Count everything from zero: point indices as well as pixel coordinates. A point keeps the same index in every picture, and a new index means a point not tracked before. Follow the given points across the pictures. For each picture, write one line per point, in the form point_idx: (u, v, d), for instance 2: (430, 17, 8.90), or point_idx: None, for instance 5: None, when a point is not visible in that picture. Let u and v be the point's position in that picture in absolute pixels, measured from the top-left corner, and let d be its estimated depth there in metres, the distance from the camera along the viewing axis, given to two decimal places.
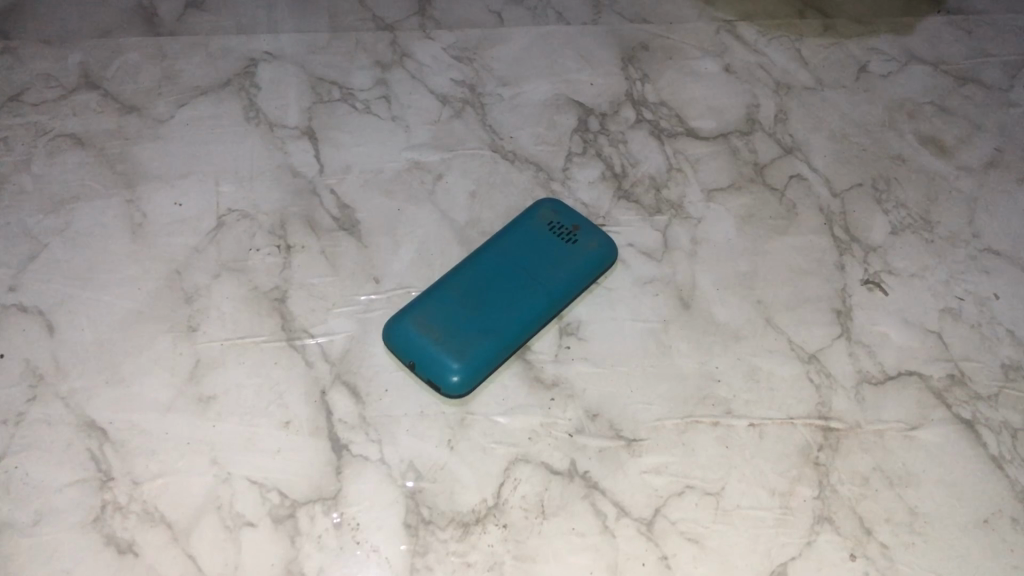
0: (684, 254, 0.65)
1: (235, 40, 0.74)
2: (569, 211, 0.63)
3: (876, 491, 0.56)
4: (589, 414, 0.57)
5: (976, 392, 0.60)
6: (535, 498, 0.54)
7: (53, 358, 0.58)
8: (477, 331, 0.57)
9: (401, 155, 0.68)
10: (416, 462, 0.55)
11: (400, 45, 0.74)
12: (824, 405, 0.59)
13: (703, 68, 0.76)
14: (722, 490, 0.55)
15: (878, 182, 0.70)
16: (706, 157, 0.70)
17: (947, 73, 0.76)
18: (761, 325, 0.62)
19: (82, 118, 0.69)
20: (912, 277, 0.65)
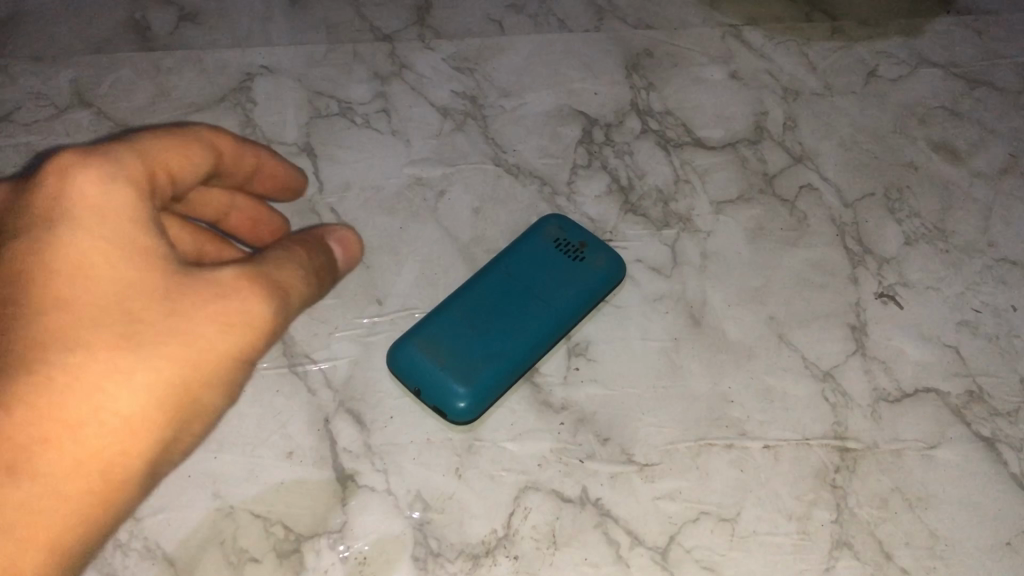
0: (694, 268, 0.63)
1: (230, 53, 0.72)
2: (576, 228, 0.62)
3: (895, 513, 0.55)
4: (599, 439, 0.56)
5: (995, 408, 0.59)
6: (547, 527, 0.53)
7: None
8: (483, 354, 0.55)
9: (402, 171, 0.67)
10: (424, 492, 0.54)
11: (399, 56, 0.73)
12: (841, 424, 0.57)
13: (709, 76, 0.74)
14: (737, 515, 0.54)
15: (890, 190, 0.68)
16: (714, 168, 0.69)
17: (959, 75, 0.74)
18: (774, 342, 0.60)
19: (76, 137, 0.67)
20: (927, 290, 0.63)
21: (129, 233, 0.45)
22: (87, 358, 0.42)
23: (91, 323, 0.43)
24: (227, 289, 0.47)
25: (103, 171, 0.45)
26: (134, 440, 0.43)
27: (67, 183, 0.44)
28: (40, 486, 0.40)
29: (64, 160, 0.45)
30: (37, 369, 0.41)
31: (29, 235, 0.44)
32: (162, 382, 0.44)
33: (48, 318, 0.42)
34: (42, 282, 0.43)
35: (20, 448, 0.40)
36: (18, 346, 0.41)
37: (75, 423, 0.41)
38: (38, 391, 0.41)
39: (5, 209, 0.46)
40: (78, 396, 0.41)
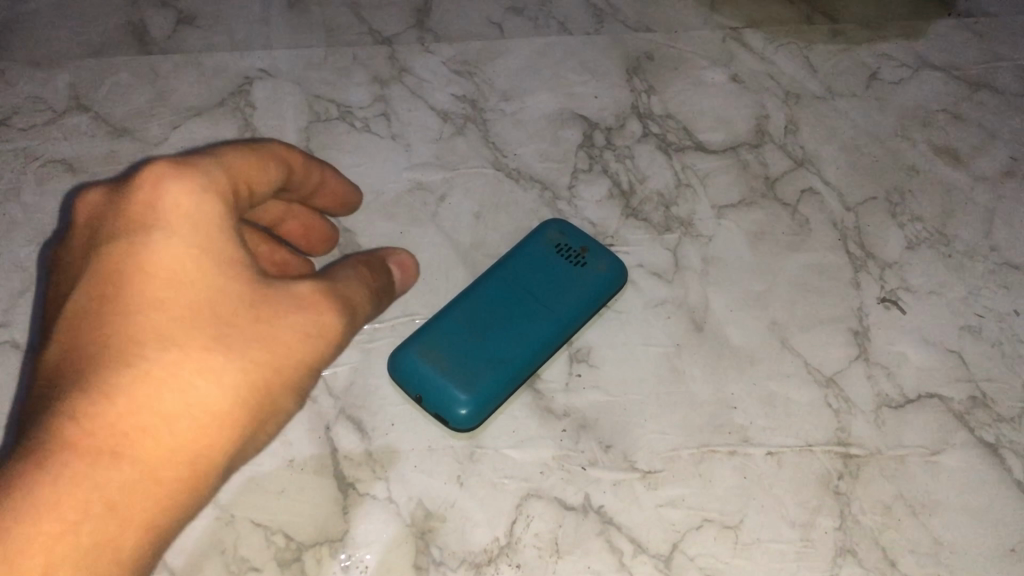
0: (696, 273, 0.63)
1: (229, 56, 0.71)
2: (577, 232, 0.61)
3: (899, 520, 0.55)
4: (602, 446, 0.56)
5: (999, 414, 0.59)
6: (549, 535, 0.53)
7: None
8: (485, 361, 0.55)
9: (402, 175, 0.66)
10: (425, 500, 0.53)
11: (398, 59, 0.72)
12: (844, 430, 0.57)
13: (710, 78, 0.74)
14: (741, 523, 0.54)
15: (892, 194, 0.68)
16: (715, 172, 0.68)
17: (960, 78, 0.74)
18: (776, 347, 0.60)
19: (74, 142, 0.66)
20: (929, 294, 0.63)
21: (219, 245, 0.45)
22: (182, 354, 0.43)
23: (185, 322, 0.44)
24: (307, 303, 0.48)
25: (193, 182, 0.45)
26: (220, 435, 0.44)
27: (160, 193, 0.45)
28: (140, 471, 0.41)
29: (156, 172, 0.45)
30: (136, 363, 0.42)
31: (124, 242, 0.44)
32: (247, 382, 0.45)
33: (143, 318, 0.43)
34: (139, 284, 0.44)
35: (121, 434, 0.41)
36: (117, 342, 0.43)
37: (171, 414, 0.42)
38: (138, 384, 0.42)
39: (93, 215, 0.47)
40: (173, 390, 0.43)
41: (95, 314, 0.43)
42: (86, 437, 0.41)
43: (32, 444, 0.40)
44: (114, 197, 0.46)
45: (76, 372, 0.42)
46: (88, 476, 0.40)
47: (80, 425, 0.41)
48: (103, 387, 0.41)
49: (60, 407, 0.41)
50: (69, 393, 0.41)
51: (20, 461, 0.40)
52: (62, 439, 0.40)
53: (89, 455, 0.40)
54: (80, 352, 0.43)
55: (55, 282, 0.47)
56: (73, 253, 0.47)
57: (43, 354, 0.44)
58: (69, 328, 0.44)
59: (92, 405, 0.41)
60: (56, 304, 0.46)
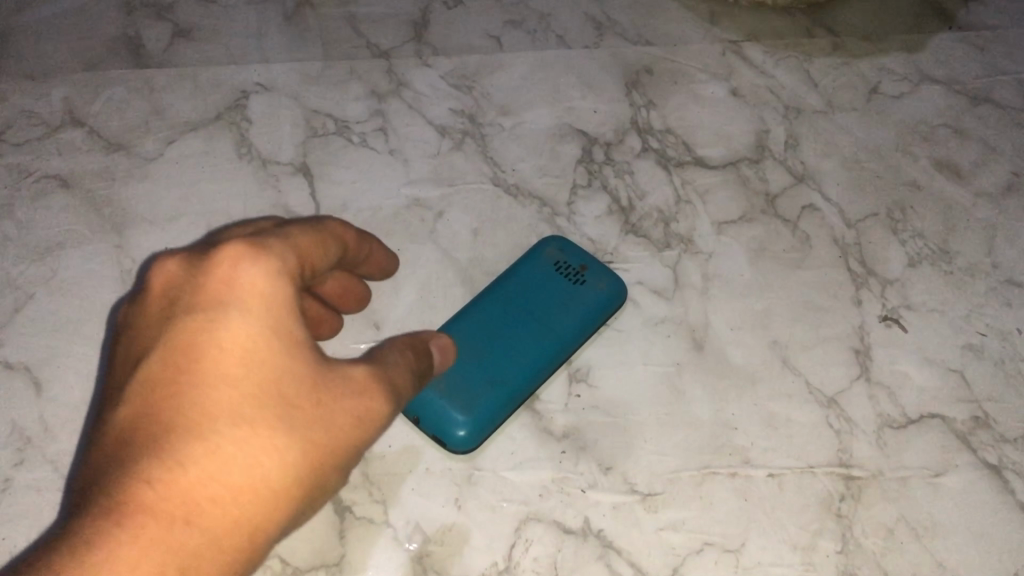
0: (696, 291, 0.62)
1: (225, 70, 0.71)
2: (577, 249, 0.61)
3: (901, 543, 0.54)
4: (602, 468, 0.55)
5: (1001, 434, 0.58)
6: (548, 559, 0.52)
7: (41, 420, 0.56)
8: (484, 382, 0.54)
9: (400, 191, 0.66)
10: (423, 524, 0.53)
11: (396, 73, 0.72)
12: (845, 451, 0.57)
13: (710, 92, 0.73)
14: (741, 546, 0.53)
15: (894, 211, 0.67)
16: (715, 188, 0.68)
17: (961, 92, 0.74)
18: (777, 367, 0.60)
19: (68, 157, 0.66)
20: (931, 312, 0.63)
21: (290, 327, 0.42)
22: (255, 429, 0.40)
23: (257, 398, 0.40)
24: (360, 387, 0.43)
25: (271, 264, 0.42)
26: (279, 514, 0.40)
27: (238, 272, 0.42)
28: (202, 547, 0.38)
29: (237, 252, 0.42)
30: (207, 437, 0.39)
31: (201, 318, 0.41)
32: (304, 465, 0.41)
33: (211, 392, 0.40)
34: (212, 361, 0.40)
35: (191, 504, 0.38)
36: (190, 414, 0.39)
37: (237, 489, 0.39)
38: (210, 457, 0.39)
39: (166, 291, 0.43)
40: (242, 467, 0.39)
41: (167, 386, 0.40)
42: (151, 508, 0.37)
43: (93, 514, 0.37)
44: (189, 272, 0.43)
45: (148, 443, 0.39)
46: (154, 546, 0.36)
47: (145, 494, 0.37)
48: (175, 457, 0.38)
49: (128, 478, 0.38)
50: (137, 460, 0.38)
51: (80, 527, 0.36)
52: (129, 506, 0.37)
53: (157, 522, 0.37)
54: (153, 421, 0.39)
55: (117, 350, 0.43)
56: (137, 326, 0.43)
57: (106, 423, 0.40)
58: (138, 396, 0.40)
59: (161, 476, 0.38)
60: (117, 376, 0.42)
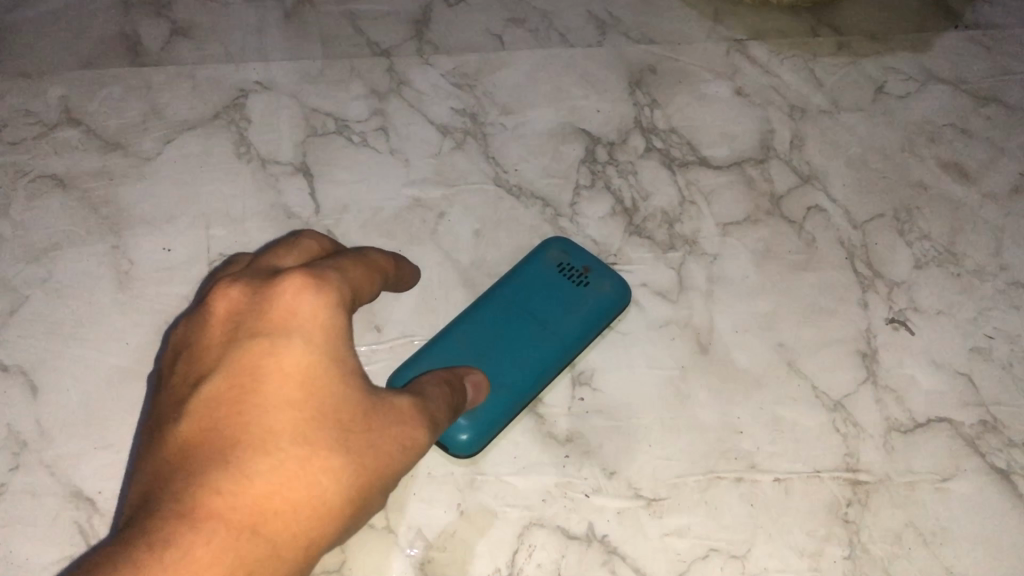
0: (701, 293, 0.62)
1: (223, 69, 0.70)
2: (581, 251, 0.60)
3: (909, 549, 0.53)
4: (606, 472, 0.54)
5: (1010, 439, 0.57)
6: (552, 565, 0.52)
7: (37, 424, 0.55)
8: (487, 384, 0.54)
9: (401, 192, 0.65)
10: (425, 529, 0.52)
11: (397, 72, 0.71)
12: (852, 456, 0.56)
13: (715, 92, 0.72)
14: (747, 553, 0.53)
15: (900, 212, 0.67)
16: (720, 188, 0.67)
17: (968, 92, 0.73)
18: (783, 370, 0.59)
19: (65, 157, 0.65)
20: (938, 314, 0.62)
21: (347, 355, 0.42)
22: (315, 449, 0.40)
23: (317, 421, 0.40)
24: (406, 416, 0.43)
25: (330, 294, 0.42)
26: (332, 534, 0.40)
27: (299, 300, 0.41)
28: (265, 560, 0.37)
29: (299, 280, 0.42)
30: (270, 453, 0.39)
31: (264, 343, 0.41)
32: (358, 489, 0.40)
33: (273, 414, 0.40)
34: (275, 383, 0.40)
35: (256, 517, 0.38)
36: (254, 432, 0.39)
37: (298, 505, 0.39)
38: (275, 474, 0.39)
39: (228, 314, 0.42)
40: (303, 485, 0.39)
41: (232, 403, 0.40)
42: (219, 517, 0.37)
43: (161, 520, 0.36)
44: (252, 297, 0.42)
45: (213, 458, 0.38)
46: (223, 554, 0.36)
47: (212, 504, 0.37)
48: (240, 471, 0.38)
49: (194, 490, 0.37)
50: (205, 472, 0.38)
51: (147, 532, 0.36)
52: (197, 514, 0.37)
53: (225, 530, 0.37)
54: (217, 436, 0.39)
55: (173, 368, 0.43)
56: (196, 346, 0.43)
57: (166, 438, 0.40)
58: (201, 412, 0.40)
59: (226, 488, 0.38)
60: (175, 394, 0.42)
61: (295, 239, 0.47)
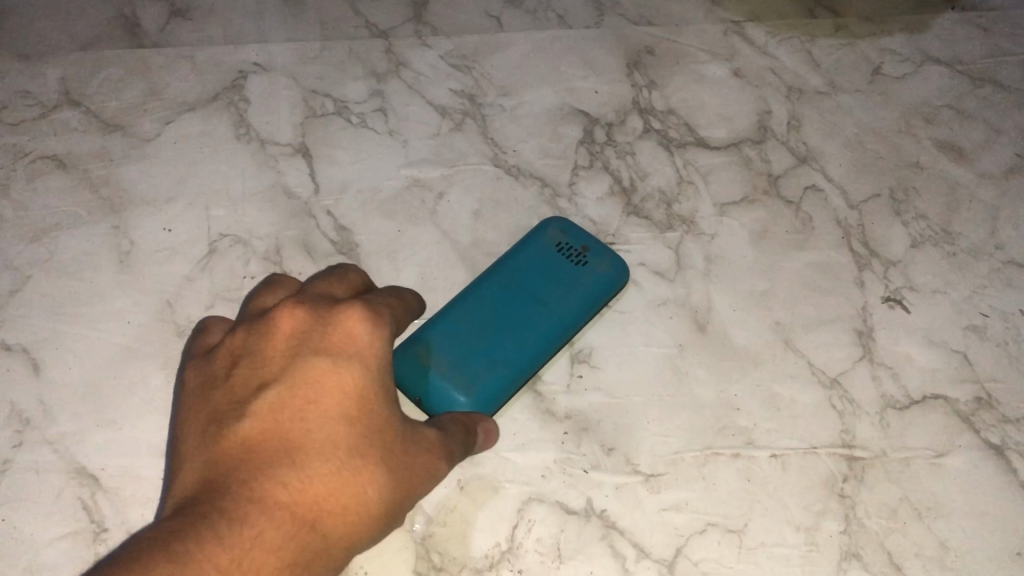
0: (698, 272, 0.62)
1: (222, 50, 0.70)
2: (579, 231, 0.60)
3: (905, 524, 0.54)
4: (604, 449, 0.55)
5: (1004, 415, 0.58)
6: (551, 540, 0.52)
7: (39, 401, 0.55)
8: (486, 362, 0.54)
9: (400, 172, 0.65)
10: (426, 505, 0.53)
11: (395, 53, 0.71)
12: (848, 432, 0.57)
13: (712, 73, 0.72)
14: (745, 527, 0.53)
15: (896, 192, 0.67)
16: (717, 169, 0.67)
17: (964, 73, 0.73)
18: (780, 348, 0.59)
19: (65, 137, 0.65)
20: (934, 293, 0.63)
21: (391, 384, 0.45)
22: (366, 461, 0.43)
23: (368, 437, 0.43)
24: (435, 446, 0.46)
25: (383, 329, 0.46)
26: (371, 538, 0.43)
27: (360, 330, 0.45)
28: (320, 553, 0.40)
29: (361, 312, 0.45)
30: (327, 459, 0.42)
31: (326, 361, 0.44)
32: (398, 500, 0.44)
33: (331, 427, 0.42)
34: (334, 398, 0.43)
35: (315, 513, 0.41)
36: (316, 438, 0.42)
37: (347, 510, 0.42)
38: (332, 477, 0.42)
39: (291, 330, 0.45)
40: (352, 494, 0.42)
41: (294, 411, 0.42)
42: (286, 508, 0.40)
43: (234, 503, 0.39)
44: (315, 319, 0.45)
45: (278, 457, 0.41)
46: (287, 541, 0.39)
47: (279, 496, 0.40)
48: (304, 472, 0.41)
49: (262, 482, 0.40)
50: (270, 469, 0.41)
51: (222, 512, 0.39)
52: (266, 503, 0.40)
53: (290, 521, 0.40)
54: (281, 438, 0.42)
55: (227, 371, 0.45)
56: (255, 354, 0.45)
57: (228, 432, 0.42)
58: (265, 413, 0.42)
59: (291, 484, 0.41)
60: (231, 393, 0.44)
61: (342, 271, 0.51)
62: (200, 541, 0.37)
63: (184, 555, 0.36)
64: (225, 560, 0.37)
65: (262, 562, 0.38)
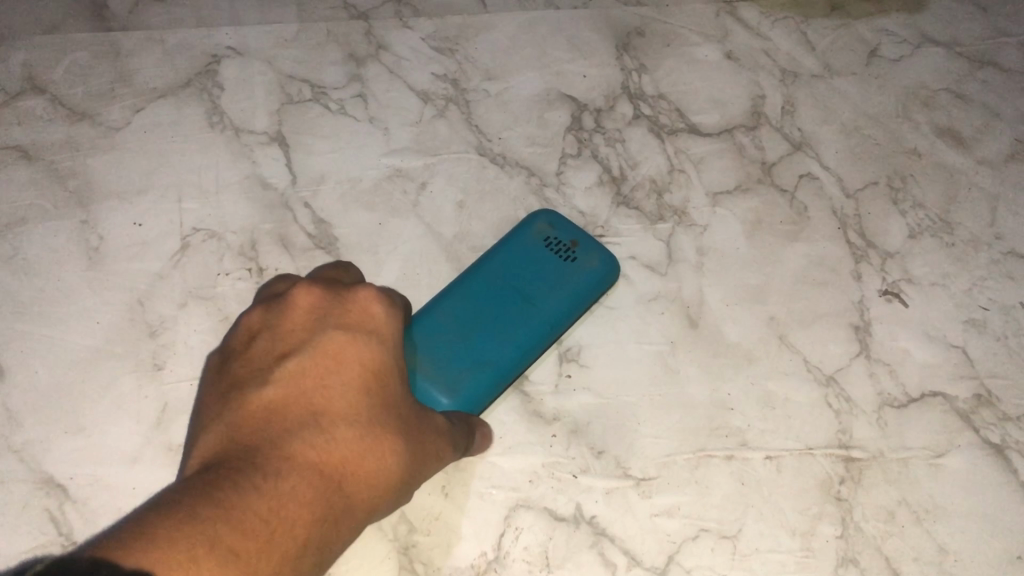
0: (690, 266, 0.60)
1: (194, 34, 0.67)
2: (568, 224, 0.58)
3: (903, 527, 0.53)
4: (594, 451, 0.53)
5: (1004, 413, 0.57)
6: (539, 548, 0.51)
7: (3, 407, 0.53)
8: (469, 362, 0.52)
9: (380, 162, 0.63)
10: (409, 513, 0.51)
11: (375, 36, 0.68)
12: (844, 432, 0.55)
13: (704, 56, 0.70)
14: (739, 532, 0.52)
15: (894, 179, 0.65)
16: (710, 156, 0.65)
17: (962, 55, 0.71)
18: (774, 344, 0.57)
19: (29, 126, 0.62)
20: (932, 286, 0.61)
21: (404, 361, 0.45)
22: (388, 431, 0.42)
23: (389, 409, 0.42)
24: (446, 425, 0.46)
25: (397, 309, 0.46)
26: (387, 508, 0.42)
27: (378, 307, 0.45)
28: (344, 515, 0.40)
29: (379, 289, 0.45)
30: (352, 425, 0.41)
31: (345, 334, 0.43)
32: (416, 469, 0.43)
33: (354, 395, 0.42)
34: (356, 368, 0.42)
35: (342, 476, 0.40)
36: (338, 405, 0.41)
37: (371, 476, 0.41)
38: (356, 443, 0.41)
39: (310, 302, 0.44)
40: (376, 460, 0.41)
41: (316, 379, 0.41)
42: (313, 468, 0.39)
43: (265, 460, 0.38)
44: (333, 293, 0.45)
45: (303, 420, 0.40)
46: (317, 498, 0.38)
47: (306, 457, 0.39)
48: (330, 436, 0.40)
49: (289, 444, 0.39)
50: (296, 431, 0.40)
51: (254, 468, 0.38)
52: (296, 462, 0.39)
53: (319, 480, 0.39)
54: (305, 404, 0.41)
55: (246, 344, 0.44)
56: (276, 324, 0.44)
57: (251, 398, 0.41)
58: (287, 379, 0.41)
59: (317, 446, 0.40)
60: (252, 361, 0.43)
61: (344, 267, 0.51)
62: (238, 493, 0.36)
63: (227, 503, 0.35)
64: (264, 511, 0.36)
65: (295, 516, 0.37)
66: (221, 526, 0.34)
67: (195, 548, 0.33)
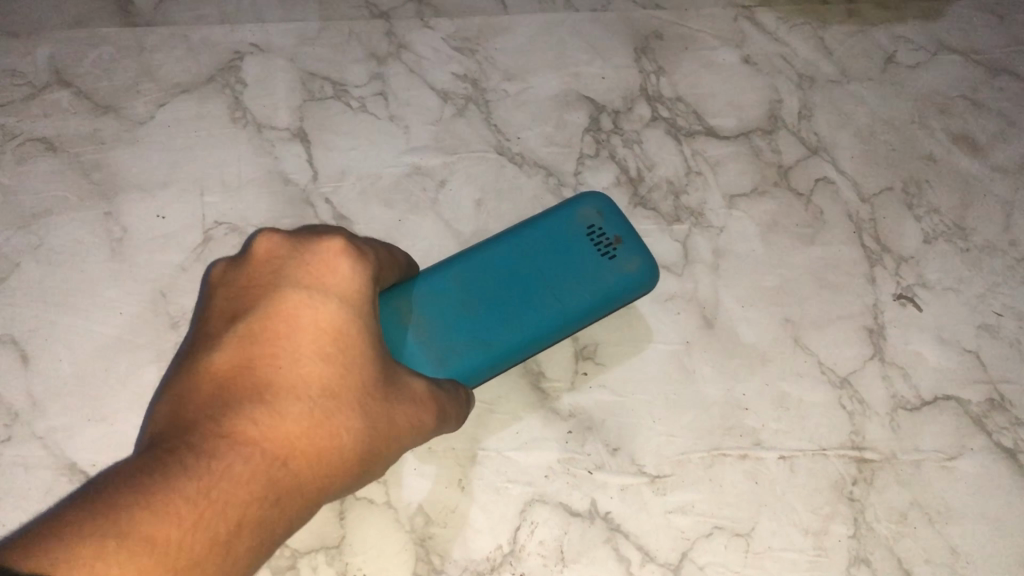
0: (706, 267, 0.60)
1: (217, 30, 0.67)
2: (617, 216, 0.56)
3: (914, 528, 0.53)
4: (609, 448, 0.54)
5: (1016, 417, 0.57)
6: (554, 542, 0.52)
7: (28, 395, 0.54)
8: (470, 336, 0.52)
9: (400, 159, 0.63)
10: (425, 505, 0.52)
11: (396, 35, 0.68)
12: (857, 434, 0.56)
13: (722, 60, 0.70)
14: (753, 531, 0.53)
15: (909, 185, 0.65)
16: (726, 159, 0.66)
17: (979, 63, 0.71)
18: (789, 345, 0.58)
19: (55, 119, 0.63)
20: (946, 290, 0.61)
21: (370, 322, 0.43)
22: (340, 404, 0.41)
23: (346, 379, 0.41)
24: (415, 396, 0.45)
25: (363, 265, 0.44)
26: (344, 485, 0.41)
27: (339, 264, 0.43)
28: (291, 494, 0.38)
29: (339, 244, 0.44)
30: (299, 397, 0.40)
31: (301, 295, 0.42)
32: (373, 442, 0.42)
33: (305, 367, 0.40)
34: (309, 334, 0.41)
35: (288, 451, 0.38)
36: (287, 377, 0.40)
37: (321, 450, 0.40)
38: (305, 417, 0.40)
39: (268, 256, 0.44)
40: (327, 433, 0.40)
41: (267, 345, 0.41)
42: (255, 444, 0.38)
43: (203, 439, 0.37)
44: (292, 248, 0.44)
45: (249, 393, 0.39)
46: (257, 475, 0.37)
47: (248, 433, 0.38)
48: (276, 411, 0.39)
49: (231, 420, 0.38)
50: (240, 405, 0.39)
51: (189, 448, 0.36)
52: (236, 438, 0.37)
53: (261, 457, 0.37)
54: (253, 374, 0.40)
55: (209, 305, 0.44)
56: (231, 290, 0.44)
57: (202, 366, 0.40)
58: (238, 346, 0.41)
59: (260, 422, 0.38)
60: (208, 332, 0.43)
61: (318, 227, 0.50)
62: (166, 474, 0.34)
63: (151, 486, 0.34)
64: (195, 490, 0.35)
65: (231, 496, 0.36)
66: (141, 516, 0.33)
67: (104, 540, 0.31)
